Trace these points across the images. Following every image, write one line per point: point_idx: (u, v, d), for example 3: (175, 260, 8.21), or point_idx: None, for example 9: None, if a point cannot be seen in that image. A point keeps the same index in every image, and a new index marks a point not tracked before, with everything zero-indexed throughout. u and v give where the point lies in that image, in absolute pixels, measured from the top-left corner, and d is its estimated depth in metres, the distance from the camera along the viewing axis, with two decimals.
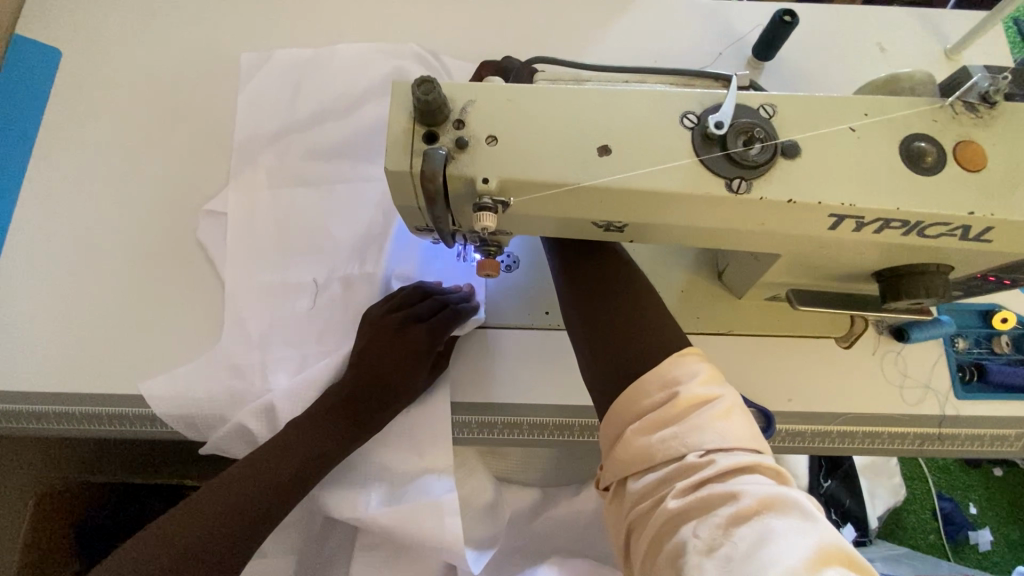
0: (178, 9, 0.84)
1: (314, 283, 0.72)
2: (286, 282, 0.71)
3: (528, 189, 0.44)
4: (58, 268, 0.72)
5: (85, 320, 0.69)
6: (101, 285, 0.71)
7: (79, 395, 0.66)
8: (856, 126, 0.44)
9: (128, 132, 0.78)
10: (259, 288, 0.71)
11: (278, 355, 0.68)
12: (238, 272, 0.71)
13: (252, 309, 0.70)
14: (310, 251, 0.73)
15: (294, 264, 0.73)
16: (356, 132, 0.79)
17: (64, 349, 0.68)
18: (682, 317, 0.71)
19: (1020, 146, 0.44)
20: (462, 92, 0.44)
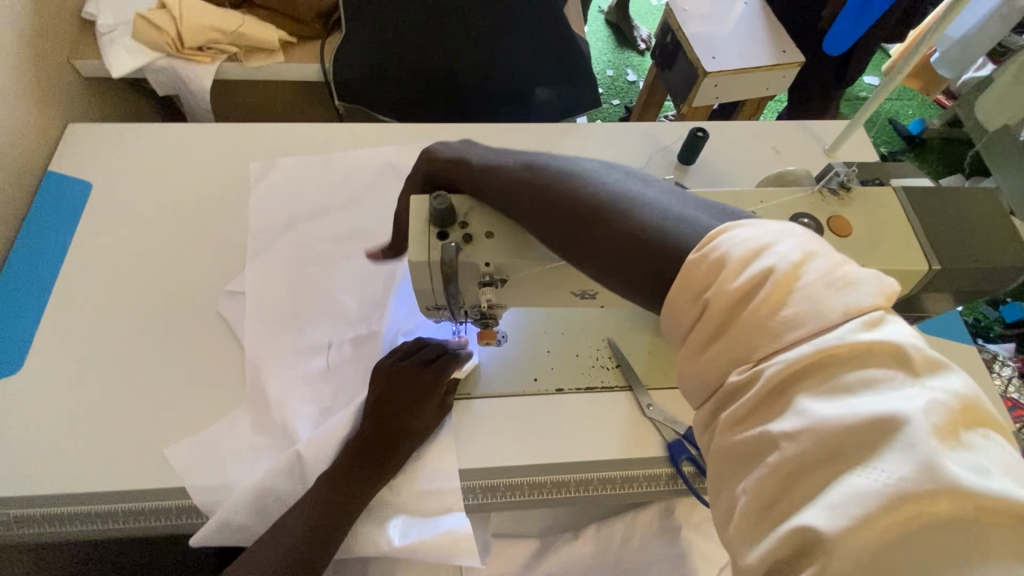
0: (202, 141, 0.99)
1: (329, 343, 0.81)
2: (304, 345, 0.81)
3: (521, 269, 0.56)
4: (81, 374, 0.77)
5: (110, 411, 0.74)
6: (123, 387, 0.76)
7: (100, 489, 0.69)
8: (756, 210, 0.60)
9: (158, 240, 0.89)
10: (282, 352, 0.80)
11: (297, 407, 0.76)
12: (260, 341, 0.80)
13: (271, 366, 0.78)
14: (326, 317, 0.84)
15: (311, 329, 0.82)
16: (360, 220, 0.93)
17: (88, 442, 0.72)
18: (650, 374, 0.82)
19: (873, 216, 0.61)
20: (466, 202, 0.57)
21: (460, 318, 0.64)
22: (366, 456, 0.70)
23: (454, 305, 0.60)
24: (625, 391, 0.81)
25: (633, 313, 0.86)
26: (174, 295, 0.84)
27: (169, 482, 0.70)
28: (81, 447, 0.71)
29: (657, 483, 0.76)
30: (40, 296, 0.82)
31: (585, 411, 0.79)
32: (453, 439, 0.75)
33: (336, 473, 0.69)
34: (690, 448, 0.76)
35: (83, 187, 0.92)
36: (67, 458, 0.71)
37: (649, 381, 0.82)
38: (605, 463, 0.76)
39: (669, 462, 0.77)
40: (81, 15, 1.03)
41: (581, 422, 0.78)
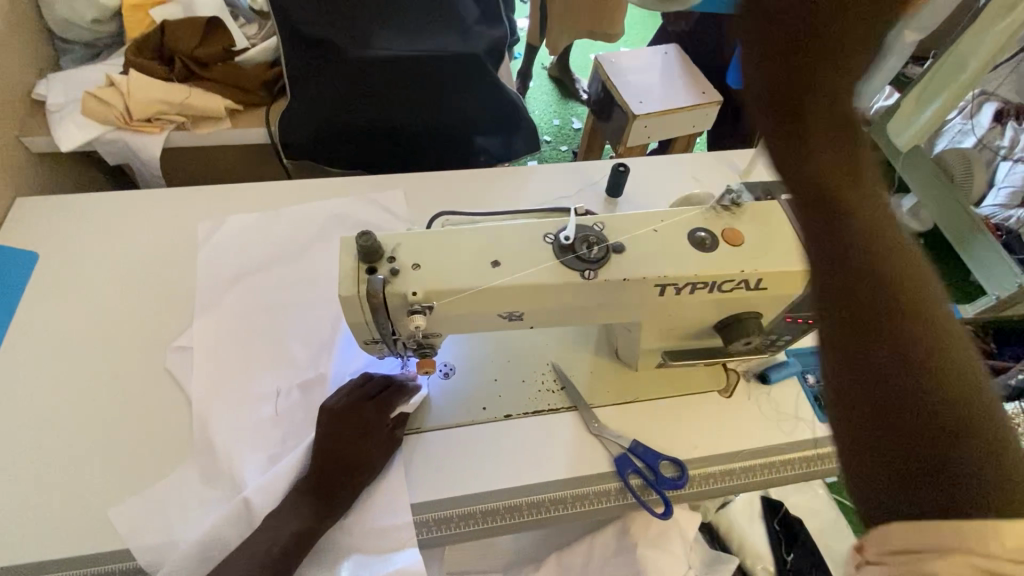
0: (151, 205, 1.02)
1: (277, 390, 0.83)
2: (253, 394, 0.82)
3: (446, 296, 0.60)
4: (23, 443, 0.76)
5: (51, 477, 0.73)
6: (68, 453, 0.75)
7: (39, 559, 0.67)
8: (658, 228, 0.66)
9: (104, 303, 0.90)
10: (230, 403, 0.81)
11: (245, 456, 0.76)
12: (208, 394, 0.81)
13: (219, 417, 0.79)
14: (274, 364, 0.85)
15: (259, 378, 0.84)
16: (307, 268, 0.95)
17: (27, 511, 0.71)
18: (594, 393, 0.86)
19: (763, 226, 0.68)
20: (393, 238, 0.62)
21: (398, 350, 0.67)
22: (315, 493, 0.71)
23: (388, 338, 0.64)
24: (571, 412, 0.84)
25: (574, 336, 0.90)
26: (121, 355, 0.85)
27: (112, 544, 0.69)
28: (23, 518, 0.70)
29: (609, 499, 0.78)
30: None
31: (532, 434, 0.82)
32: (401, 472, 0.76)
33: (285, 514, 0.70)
34: (635, 461, 0.79)
35: (28, 258, 0.93)
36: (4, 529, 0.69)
37: (592, 399, 0.85)
38: (554, 484, 0.78)
39: (616, 477, 0.79)
40: (31, 96, 1.08)
41: (529, 445, 0.80)
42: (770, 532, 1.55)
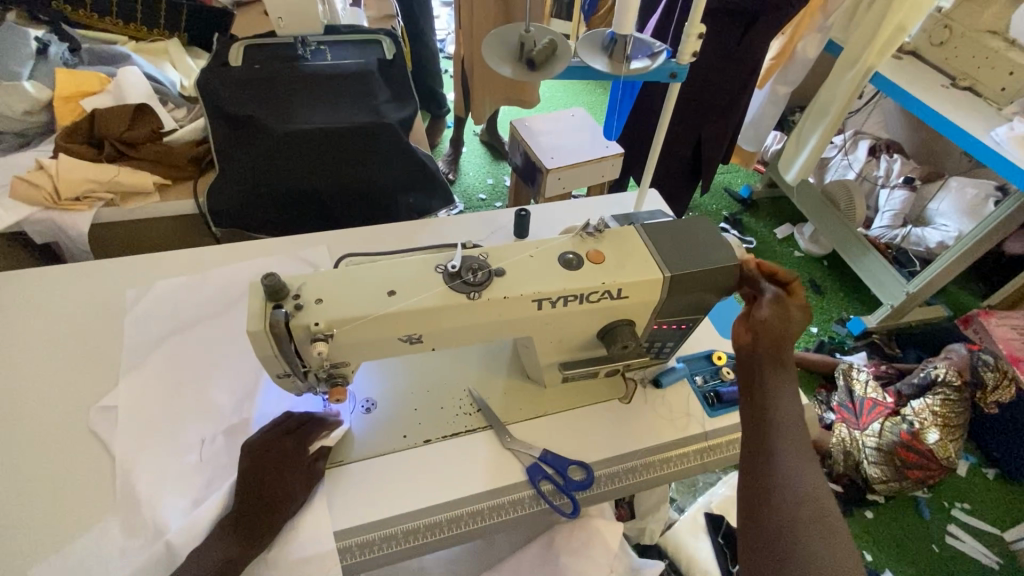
0: (79, 276, 1.07)
1: (202, 440, 0.86)
2: (178, 445, 0.85)
3: (346, 324, 0.68)
4: None
5: None
6: None
7: None
8: (533, 253, 0.78)
9: (28, 372, 0.92)
10: (155, 455, 0.84)
11: (168, 503, 0.79)
12: (132, 450, 0.84)
13: (142, 469, 0.82)
14: (200, 416, 0.89)
15: (185, 430, 0.87)
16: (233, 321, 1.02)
17: None
18: (508, 412, 0.93)
19: (621, 245, 0.81)
20: (297, 278, 0.71)
21: (311, 381, 0.74)
22: (240, 523, 0.74)
23: (299, 369, 0.71)
24: (486, 431, 0.91)
25: (489, 362, 0.98)
26: (44, 420, 0.86)
27: None
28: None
29: (522, 507, 0.84)
30: None
31: (451, 455, 0.88)
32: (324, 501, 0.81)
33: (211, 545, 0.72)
34: (545, 469, 0.87)
35: None
36: None
37: (507, 418, 0.92)
38: (471, 498, 0.84)
39: (529, 484, 0.86)
40: None
41: (447, 464, 0.87)
42: (715, 545, 1.57)
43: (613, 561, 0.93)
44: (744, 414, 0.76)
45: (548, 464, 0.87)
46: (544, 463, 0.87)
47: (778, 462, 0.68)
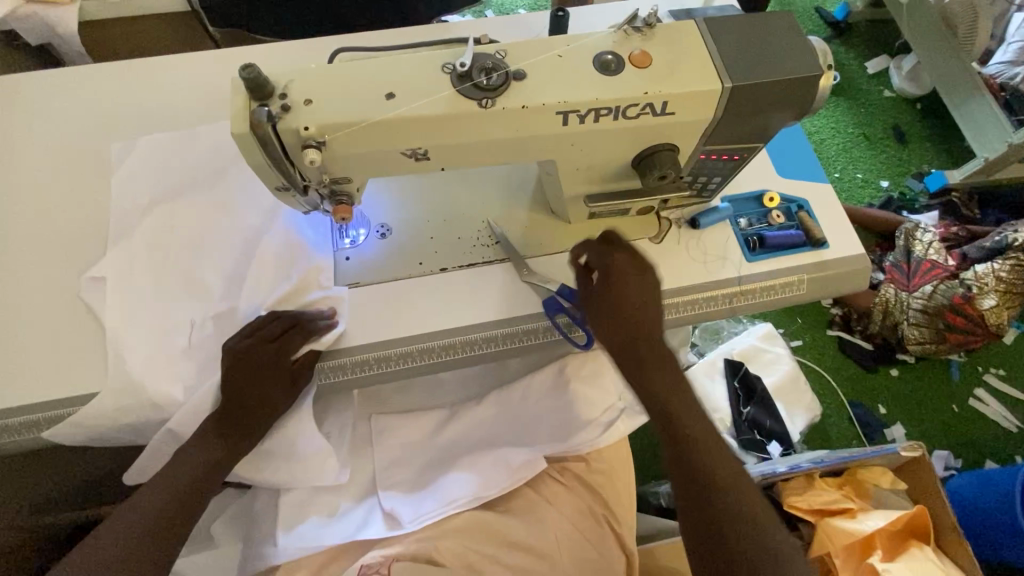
0: (70, 78, 0.98)
1: (191, 321, 0.80)
2: (168, 325, 0.80)
3: (340, 131, 0.60)
4: None
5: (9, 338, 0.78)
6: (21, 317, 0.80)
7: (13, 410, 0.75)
8: (562, 53, 0.64)
9: (34, 179, 0.89)
10: (144, 333, 0.79)
11: (159, 387, 0.76)
12: (123, 319, 0.79)
13: (133, 345, 0.78)
14: (189, 294, 0.82)
15: (174, 307, 0.81)
16: (228, 159, 0.91)
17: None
18: (527, 246, 0.87)
19: (674, 46, 0.65)
20: (283, 75, 0.61)
21: (312, 197, 0.69)
22: (225, 419, 0.75)
23: (296, 182, 0.65)
24: (503, 264, 0.87)
25: (509, 193, 0.90)
26: (63, 229, 0.86)
27: (75, 390, 0.76)
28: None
29: (536, 337, 0.84)
30: None
31: (466, 285, 0.85)
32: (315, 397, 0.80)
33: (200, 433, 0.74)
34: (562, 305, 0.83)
35: None
36: None
37: (525, 252, 0.87)
38: (483, 327, 0.83)
39: (544, 317, 0.84)
40: None
41: (462, 293, 0.84)
42: (729, 389, 1.63)
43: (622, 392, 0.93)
44: (674, 472, 0.69)
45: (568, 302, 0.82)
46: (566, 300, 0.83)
47: (716, 504, 0.65)
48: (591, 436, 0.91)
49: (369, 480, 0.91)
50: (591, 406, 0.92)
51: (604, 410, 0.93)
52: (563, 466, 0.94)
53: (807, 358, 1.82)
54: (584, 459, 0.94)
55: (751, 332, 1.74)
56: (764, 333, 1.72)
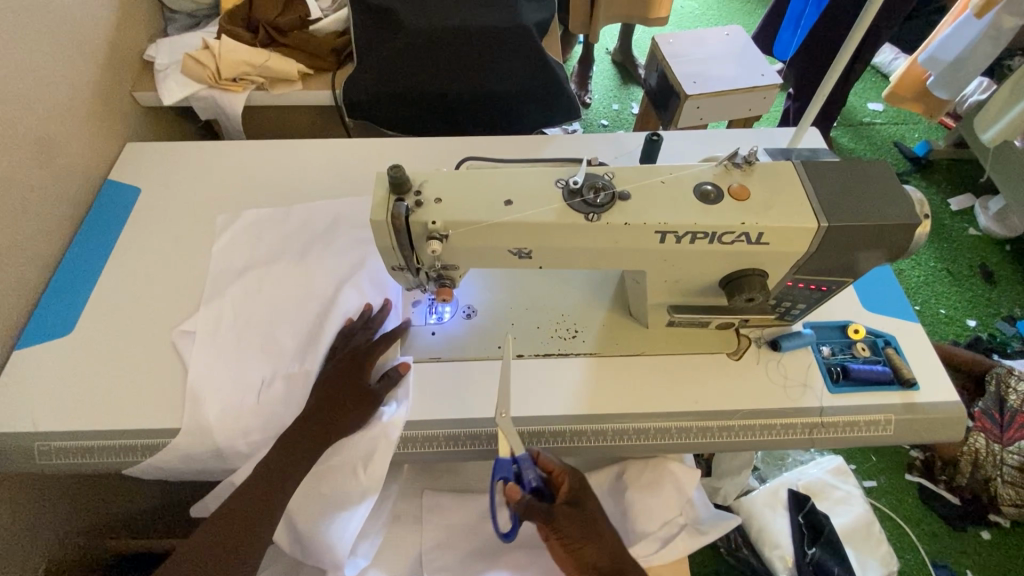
0: (226, 149, 1.15)
1: (261, 381, 0.85)
2: (240, 382, 0.84)
3: (461, 227, 0.68)
4: (106, 336, 0.89)
5: (124, 365, 0.86)
6: (139, 347, 0.88)
7: (113, 435, 0.80)
8: (665, 179, 0.70)
9: (178, 229, 1.02)
10: (219, 388, 0.83)
11: (225, 438, 0.81)
12: (204, 369, 0.84)
13: (208, 396, 0.82)
14: (264, 355, 0.87)
15: (247, 365, 0.86)
16: (319, 230, 1.00)
17: (105, 390, 0.84)
18: (605, 345, 0.89)
19: (771, 185, 0.70)
20: (419, 175, 0.70)
21: (420, 278, 0.76)
22: (267, 492, 0.76)
23: (412, 265, 0.73)
24: (580, 358, 0.89)
25: (592, 293, 0.94)
26: (193, 274, 0.96)
27: (166, 425, 0.81)
28: (104, 399, 0.83)
29: (604, 439, 0.83)
30: (84, 273, 0.97)
31: (542, 375, 0.87)
32: (360, 468, 0.80)
33: (239, 505, 0.75)
34: (634, 411, 0.84)
35: (128, 188, 1.08)
36: (90, 401, 0.83)
37: (603, 351, 0.89)
38: (554, 420, 0.84)
39: (618, 419, 0.84)
40: (143, 57, 1.25)
41: (538, 383, 0.86)
42: (793, 525, 1.49)
43: (682, 507, 0.91)
44: None
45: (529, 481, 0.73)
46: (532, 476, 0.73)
47: None
48: (649, 552, 0.87)
49: (414, 561, 0.89)
50: (648, 518, 0.89)
51: (664, 523, 0.90)
52: None
53: (882, 502, 1.66)
54: None
55: (821, 464, 1.63)
56: (833, 467, 1.61)
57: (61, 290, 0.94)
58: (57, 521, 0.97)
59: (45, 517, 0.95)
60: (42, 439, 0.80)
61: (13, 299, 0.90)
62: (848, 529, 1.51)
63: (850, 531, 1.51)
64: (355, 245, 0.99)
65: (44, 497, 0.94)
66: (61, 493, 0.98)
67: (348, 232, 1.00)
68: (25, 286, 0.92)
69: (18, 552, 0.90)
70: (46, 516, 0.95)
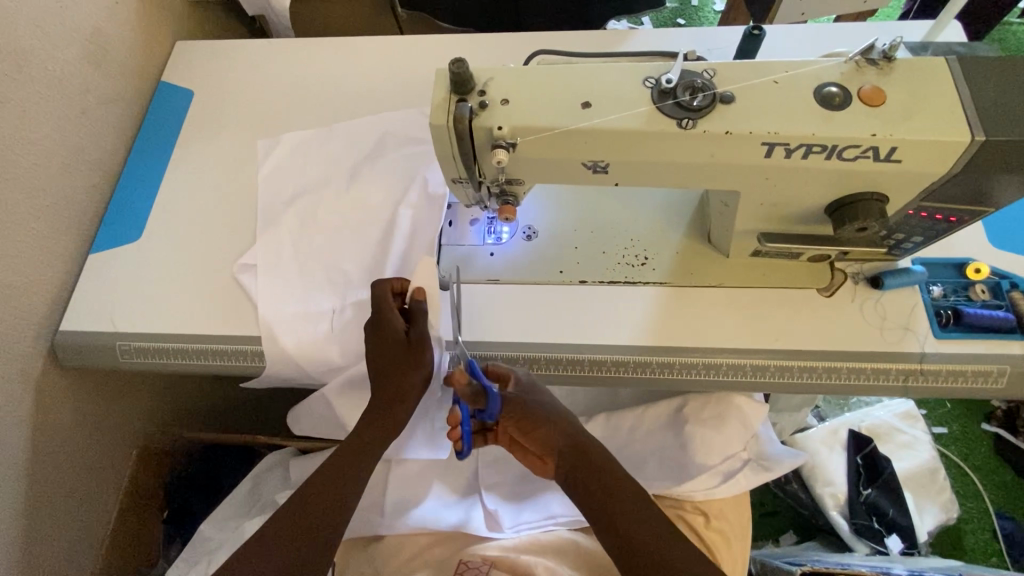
0: (274, 47, 1.07)
1: (331, 309, 0.83)
2: (309, 310, 0.83)
3: (531, 133, 0.60)
4: (169, 242, 0.90)
5: (189, 272, 0.87)
6: (201, 255, 0.88)
7: (183, 337, 0.83)
8: (779, 80, 0.59)
9: (231, 134, 0.99)
10: (287, 319, 0.82)
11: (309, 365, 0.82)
12: (274, 299, 0.83)
13: (282, 327, 0.81)
14: (328, 283, 0.85)
15: (314, 294, 0.84)
16: (365, 147, 0.94)
17: (174, 295, 0.85)
18: (677, 274, 0.82)
19: (912, 88, 0.58)
20: (485, 72, 0.62)
21: (482, 194, 0.70)
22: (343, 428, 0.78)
23: (473, 177, 0.66)
24: (650, 288, 0.82)
25: (666, 216, 0.85)
26: (249, 183, 0.94)
27: (231, 331, 0.82)
28: (174, 306, 0.85)
29: (670, 372, 0.78)
30: (145, 178, 0.96)
31: (606, 301, 0.81)
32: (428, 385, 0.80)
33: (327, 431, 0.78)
34: (707, 347, 0.78)
35: (181, 90, 1.04)
36: (161, 304, 0.85)
37: (675, 280, 0.82)
38: (618, 350, 0.78)
39: (686, 353, 0.78)
40: None
41: (603, 309, 0.81)
42: (849, 464, 1.41)
43: (747, 443, 0.88)
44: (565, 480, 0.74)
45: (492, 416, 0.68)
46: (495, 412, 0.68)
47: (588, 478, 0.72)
48: (708, 485, 0.86)
49: (472, 476, 0.91)
50: (710, 454, 0.86)
51: (724, 458, 0.87)
52: (678, 516, 0.87)
53: (950, 449, 1.52)
54: (704, 513, 0.87)
55: (887, 407, 1.51)
56: (902, 411, 1.50)
57: (127, 197, 0.95)
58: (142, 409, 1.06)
59: (134, 406, 1.04)
60: (121, 338, 0.84)
61: (83, 203, 0.91)
62: (909, 474, 1.42)
63: (910, 476, 1.42)
64: (407, 161, 0.92)
65: (130, 387, 1.02)
66: (143, 388, 1.05)
67: (399, 146, 0.94)
68: (92, 192, 0.93)
69: (109, 438, 0.99)
70: (134, 404, 1.03)
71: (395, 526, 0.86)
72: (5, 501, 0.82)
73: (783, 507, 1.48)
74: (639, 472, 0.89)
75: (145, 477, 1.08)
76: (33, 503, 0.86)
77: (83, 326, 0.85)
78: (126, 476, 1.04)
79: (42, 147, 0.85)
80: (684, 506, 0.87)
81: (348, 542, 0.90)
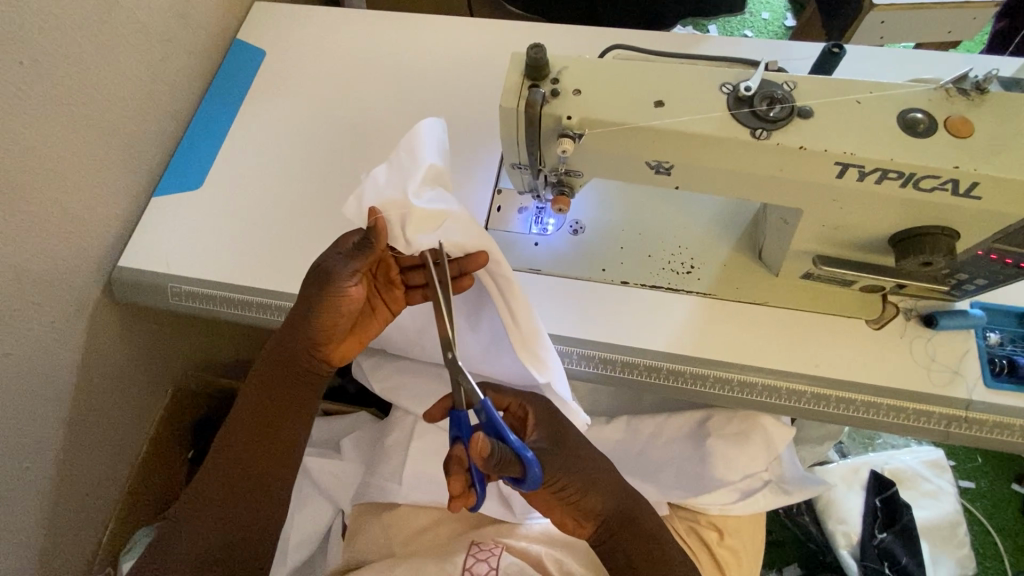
0: (346, 16, 1.09)
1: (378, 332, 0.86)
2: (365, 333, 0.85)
3: (599, 126, 0.60)
4: (226, 195, 0.93)
5: (242, 225, 0.90)
6: (256, 210, 0.91)
7: (232, 285, 0.86)
8: (860, 100, 0.57)
9: (296, 97, 1.01)
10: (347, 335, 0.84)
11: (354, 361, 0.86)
12: None
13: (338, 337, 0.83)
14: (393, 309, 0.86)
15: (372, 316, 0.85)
16: (454, 178, 0.90)
17: (226, 246, 0.88)
18: (721, 286, 0.81)
19: (1003, 124, 0.55)
20: (561, 61, 0.62)
21: (539, 182, 0.70)
22: (291, 394, 0.72)
23: (534, 164, 0.66)
24: (692, 297, 0.81)
25: (716, 227, 0.84)
26: (308, 145, 0.96)
27: (278, 286, 0.85)
28: (225, 255, 0.88)
29: (701, 384, 0.78)
30: (211, 130, 1.00)
31: (645, 305, 0.81)
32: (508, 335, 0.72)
33: (274, 399, 0.72)
34: (743, 363, 0.76)
35: (254, 49, 1.07)
36: (213, 252, 0.88)
37: (719, 292, 0.81)
38: (653, 355, 0.78)
39: (721, 366, 0.77)
40: None
41: (642, 312, 0.80)
42: (866, 506, 1.37)
43: (769, 463, 0.87)
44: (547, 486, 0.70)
45: (532, 488, 0.58)
46: (538, 478, 0.57)
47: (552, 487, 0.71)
48: (723, 500, 0.86)
49: None
50: (730, 469, 0.85)
51: (743, 475, 0.86)
52: (691, 527, 0.87)
53: (975, 505, 1.46)
54: (718, 530, 0.86)
55: (914, 452, 1.46)
56: (930, 459, 1.44)
57: (193, 146, 0.98)
58: (180, 350, 1.11)
59: (172, 347, 1.08)
60: (173, 279, 0.87)
61: (152, 147, 0.95)
62: (929, 524, 1.38)
63: (930, 525, 1.38)
64: (463, 147, 0.93)
65: (173, 328, 1.06)
66: (185, 331, 1.10)
67: (454, 130, 0.95)
68: (159, 137, 0.96)
69: (148, 374, 1.04)
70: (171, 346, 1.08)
71: (409, 496, 0.88)
72: (54, 418, 0.87)
73: (789, 537, 1.43)
74: (655, 478, 0.88)
75: (175, 415, 1.12)
76: (76, 423, 0.91)
77: (139, 265, 0.89)
78: (160, 412, 1.09)
79: (123, 89, 0.89)
80: (698, 519, 0.87)
81: (361, 506, 0.92)
